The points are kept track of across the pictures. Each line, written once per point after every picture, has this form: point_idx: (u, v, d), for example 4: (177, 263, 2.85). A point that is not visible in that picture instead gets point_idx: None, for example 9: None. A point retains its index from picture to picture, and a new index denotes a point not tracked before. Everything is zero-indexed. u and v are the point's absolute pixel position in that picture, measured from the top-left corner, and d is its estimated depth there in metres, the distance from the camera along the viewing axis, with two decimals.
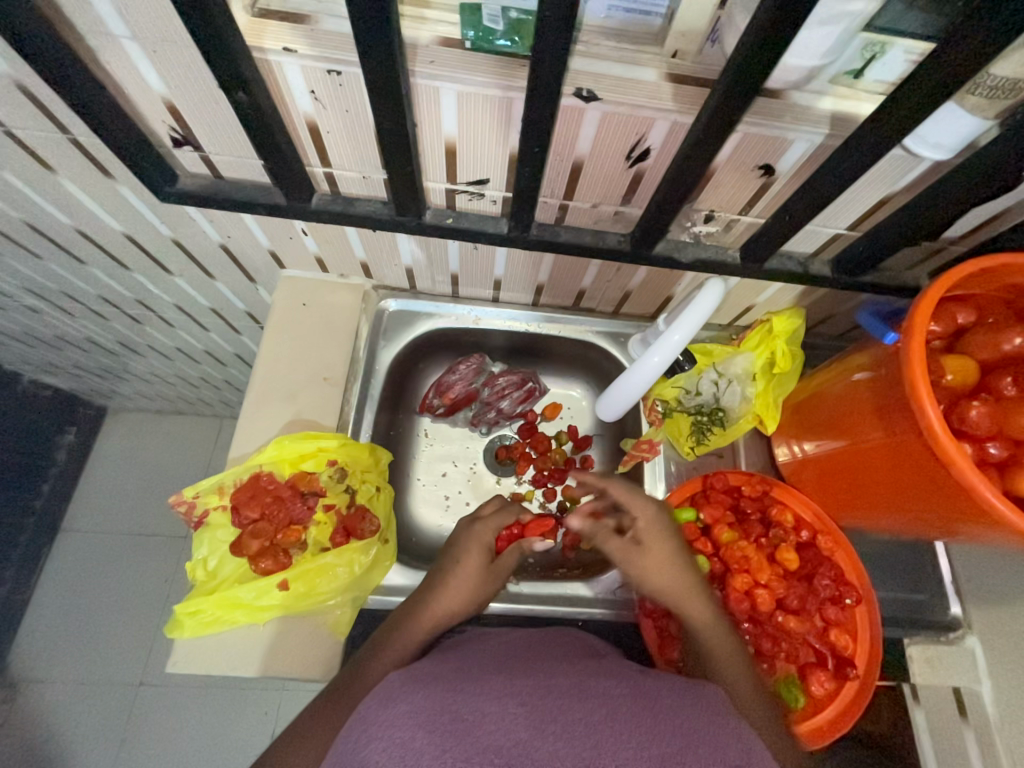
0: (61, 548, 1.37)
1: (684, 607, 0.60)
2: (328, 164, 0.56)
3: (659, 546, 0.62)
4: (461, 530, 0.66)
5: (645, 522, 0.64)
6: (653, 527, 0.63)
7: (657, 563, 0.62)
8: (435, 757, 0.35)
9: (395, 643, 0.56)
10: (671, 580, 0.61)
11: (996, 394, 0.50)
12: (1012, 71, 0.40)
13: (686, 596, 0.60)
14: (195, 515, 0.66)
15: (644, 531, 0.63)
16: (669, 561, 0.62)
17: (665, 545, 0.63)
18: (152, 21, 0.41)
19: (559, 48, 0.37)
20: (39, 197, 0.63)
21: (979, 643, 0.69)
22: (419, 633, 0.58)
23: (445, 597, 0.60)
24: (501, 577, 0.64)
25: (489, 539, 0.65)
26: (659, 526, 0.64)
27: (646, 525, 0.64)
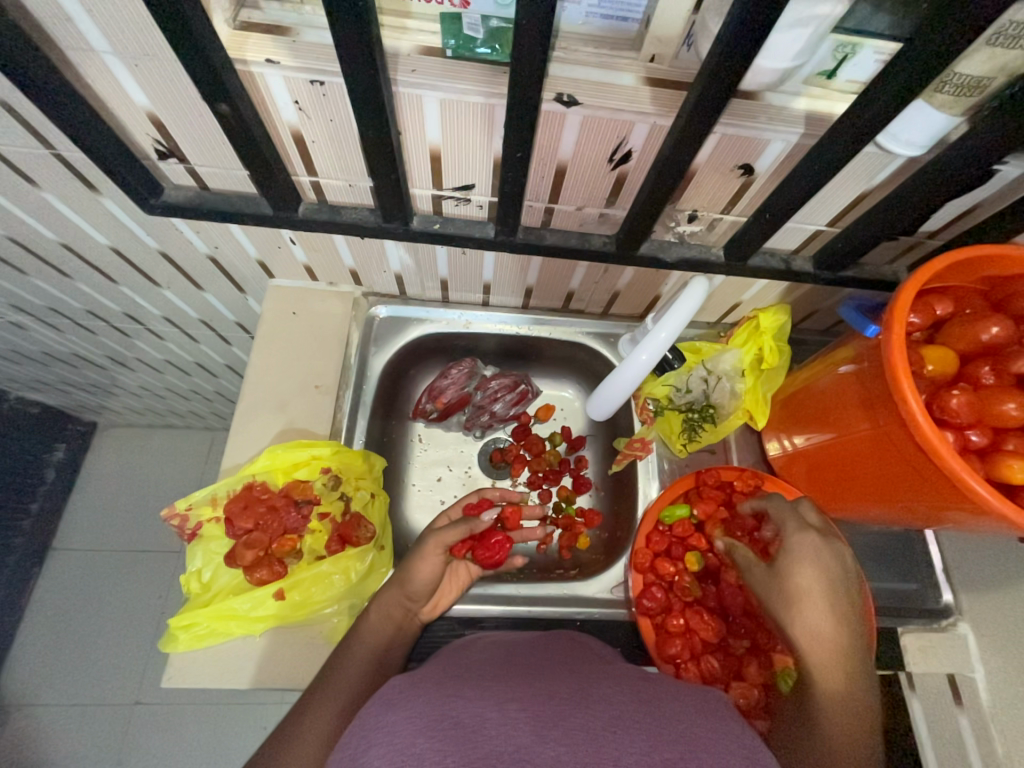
0: (52, 566, 1.36)
1: (822, 650, 0.54)
2: (314, 173, 0.56)
3: (806, 576, 0.57)
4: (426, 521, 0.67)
5: (799, 555, 0.59)
6: (801, 556, 0.59)
7: (818, 600, 0.56)
8: (435, 761, 0.34)
9: (372, 621, 0.60)
10: (826, 616, 0.55)
11: (976, 382, 0.52)
12: (976, 69, 0.41)
13: (817, 641, 0.55)
14: (187, 527, 0.65)
15: (793, 556, 0.59)
16: (826, 596, 0.56)
17: (817, 575, 0.57)
18: (133, 36, 0.41)
19: (537, 55, 0.38)
20: (22, 212, 0.63)
21: (971, 629, 0.70)
22: (391, 612, 0.61)
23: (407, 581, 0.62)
24: (439, 548, 0.63)
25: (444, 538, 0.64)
26: (818, 559, 0.58)
27: (796, 556, 0.59)
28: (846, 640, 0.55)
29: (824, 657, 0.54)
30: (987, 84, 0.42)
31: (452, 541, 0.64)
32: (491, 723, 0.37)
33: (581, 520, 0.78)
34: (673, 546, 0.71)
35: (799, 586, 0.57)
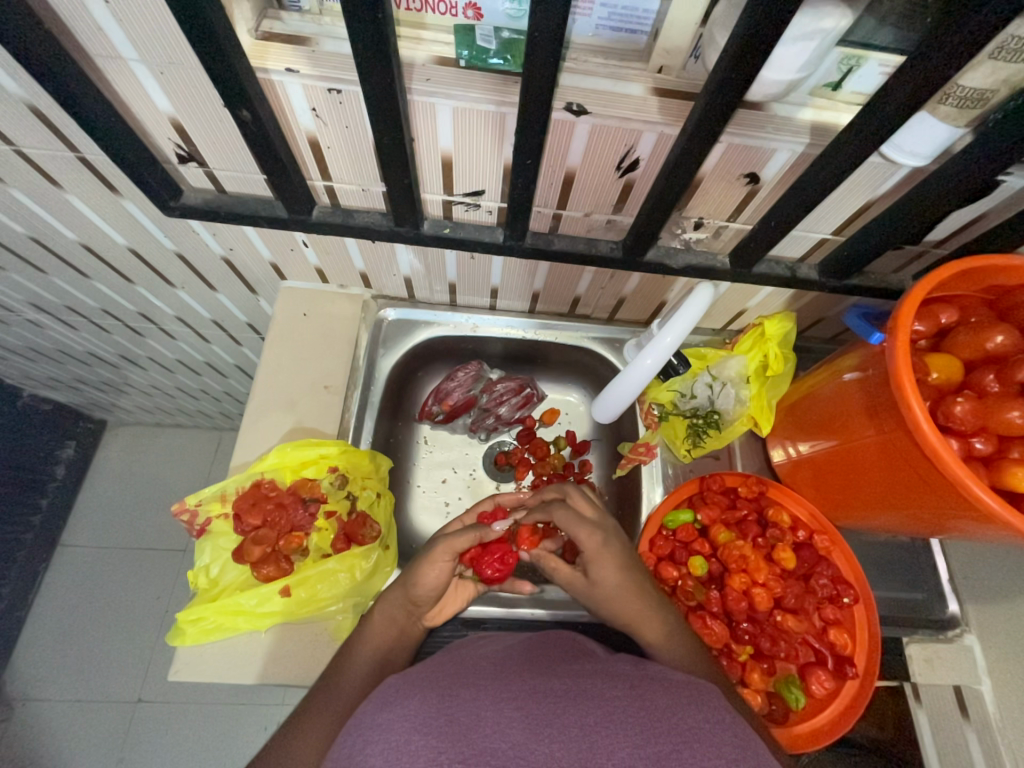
0: (59, 562, 1.37)
1: (636, 631, 0.56)
2: (328, 178, 0.58)
3: (606, 575, 0.56)
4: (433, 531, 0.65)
5: (589, 552, 0.57)
6: (598, 556, 0.57)
7: (610, 593, 0.56)
8: (430, 761, 0.35)
9: (375, 626, 0.59)
10: (626, 606, 0.56)
11: (980, 390, 0.52)
12: (979, 82, 0.42)
13: (636, 617, 0.56)
14: (197, 523, 0.66)
15: (590, 559, 0.57)
16: (634, 588, 0.56)
17: (614, 570, 0.57)
18: (159, 45, 0.43)
19: (547, 65, 0.39)
20: (45, 212, 0.65)
21: (978, 640, 0.69)
22: (395, 616, 0.60)
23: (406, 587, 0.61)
24: (450, 555, 0.60)
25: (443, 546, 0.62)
26: (602, 555, 0.57)
27: (591, 555, 0.57)
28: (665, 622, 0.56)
29: (655, 637, 0.55)
30: (991, 96, 0.43)
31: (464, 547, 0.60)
32: (485, 719, 0.38)
33: None
34: (676, 551, 0.69)
35: (601, 582, 0.57)
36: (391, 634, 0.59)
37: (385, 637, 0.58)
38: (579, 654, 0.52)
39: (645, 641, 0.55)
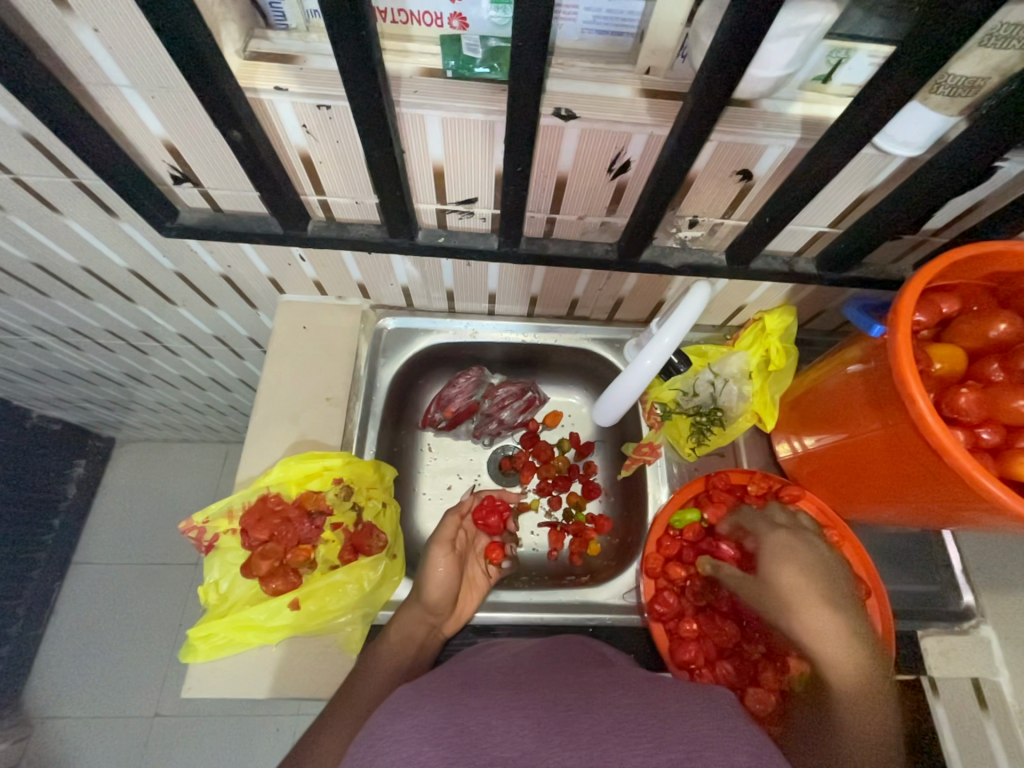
0: (74, 580, 1.38)
1: (798, 616, 0.55)
2: (321, 192, 0.58)
3: (790, 561, 0.59)
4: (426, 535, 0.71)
5: (782, 537, 0.62)
6: (784, 546, 0.61)
7: (809, 570, 0.58)
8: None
9: (390, 641, 0.61)
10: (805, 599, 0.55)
11: (985, 379, 0.52)
12: (970, 70, 0.41)
13: (800, 606, 0.55)
14: (204, 540, 0.66)
15: (772, 549, 0.61)
16: (811, 570, 0.58)
17: (795, 558, 0.59)
18: (150, 70, 0.43)
19: (532, 74, 0.39)
20: (45, 237, 0.66)
21: (994, 631, 0.68)
22: (410, 631, 0.62)
23: (427, 598, 0.64)
24: (438, 542, 0.67)
25: (451, 533, 0.68)
26: (795, 539, 0.62)
27: (771, 545, 0.61)
28: (849, 623, 0.53)
29: (831, 648, 0.52)
30: (982, 83, 0.42)
31: (450, 533, 0.68)
32: (487, 736, 0.38)
33: (591, 526, 0.79)
34: (684, 551, 0.69)
35: (790, 560, 0.59)
36: (405, 649, 0.61)
37: (402, 655, 0.60)
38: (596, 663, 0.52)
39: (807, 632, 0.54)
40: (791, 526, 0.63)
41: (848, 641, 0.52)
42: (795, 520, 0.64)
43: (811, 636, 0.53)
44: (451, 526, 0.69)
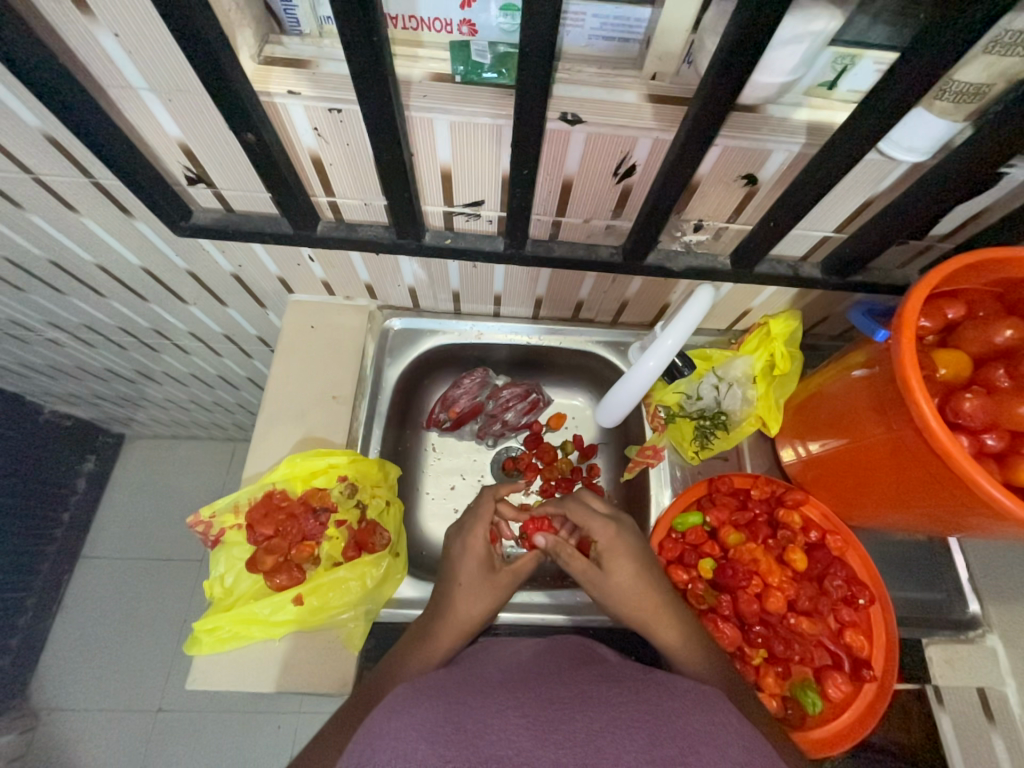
0: (82, 574, 1.40)
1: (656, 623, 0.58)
2: (331, 194, 0.59)
3: (621, 564, 0.59)
4: (453, 540, 0.66)
5: (606, 544, 0.60)
6: (613, 547, 0.60)
7: (625, 589, 0.59)
8: (437, 765, 0.36)
9: (424, 654, 0.57)
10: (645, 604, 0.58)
11: (990, 385, 0.51)
12: (975, 77, 0.41)
13: (654, 614, 0.58)
14: (211, 534, 0.67)
15: (605, 550, 0.60)
16: (638, 584, 0.59)
17: (629, 561, 0.60)
18: (168, 74, 0.45)
19: (539, 79, 0.40)
20: (62, 236, 0.67)
21: (1000, 641, 0.68)
22: (441, 636, 0.59)
23: (459, 608, 0.61)
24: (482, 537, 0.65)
25: (483, 546, 0.64)
26: (620, 545, 0.61)
27: (607, 547, 0.60)
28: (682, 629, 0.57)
29: (673, 641, 0.57)
30: (987, 89, 0.42)
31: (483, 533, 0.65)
32: (482, 736, 0.38)
33: None
34: (686, 554, 0.68)
35: (616, 573, 0.59)
36: (435, 659, 0.57)
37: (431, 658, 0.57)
38: (595, 660, 0.52)
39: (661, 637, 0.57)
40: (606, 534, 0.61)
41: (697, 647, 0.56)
42: (610, 521, 0.62)
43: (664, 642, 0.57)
44: (478, 532, 0.65)
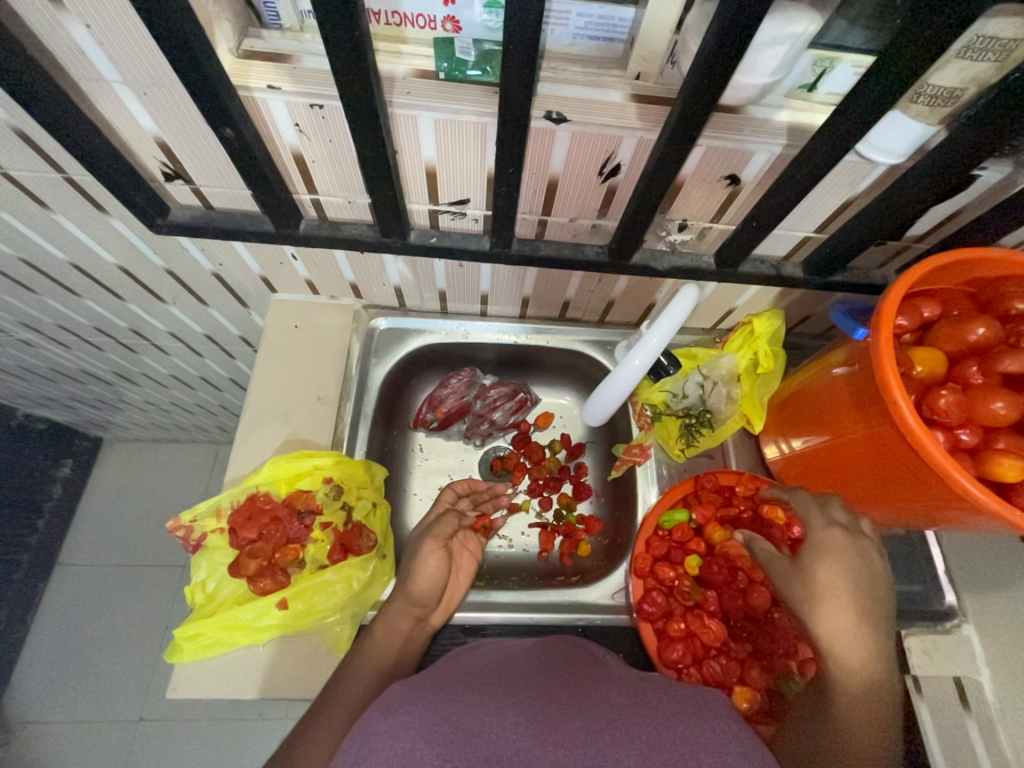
0: (58, 583, 1.36)
1: (835, 647, 0.51)
2: (314, 191, 0.58)
3: (829, 568, 0.55)
4: (416, 533, 0.69)
5: (828, 544, 0.56)
6: (825, 548, 0.56)
7: (838, 590, 0.53)
8: (435, 764, 0.35)
9: (376, 643, 0.60)
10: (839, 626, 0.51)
11: (964, 382, 0.52)
12: (949, 80, 0.42)
13: (838, 631, 0.51)
14: (192, 539, 0.66)
15: (816, 548, 0.57)
16: (827, 590, 0.53)
17: (840, 568, 0.54)
18: (142, 68, 0.43)
19: (523, 76, 0.40)
20: (33, 233, 0.65)
21: (975, 631, 0.70)
22: (395, 626, 0.61)
23: (410, 597, 0.63)
24: (438, 538, 0.67)
25: (444, 537, 0.67)
26: (839, 547, 0.56)
27: (819, 545, 0.57)
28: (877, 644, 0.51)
29: (859, 660, 0.50)
30: (961, 93, 0.43)
31: (445, 530, 0.68)
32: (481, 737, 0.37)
33: (581, 526, 0.79)
34: (672, 550, 0.69)
35: (823, 576, 0.55)
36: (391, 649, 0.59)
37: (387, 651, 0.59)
38: (589, 661, 0.52)
39: (838, 661, 0.51)
40: (830, 534, 0.57)
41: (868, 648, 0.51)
42: (822, 523, 0.59)
43: (845, 663, 0.50)
44: (444, 527, 0.68)
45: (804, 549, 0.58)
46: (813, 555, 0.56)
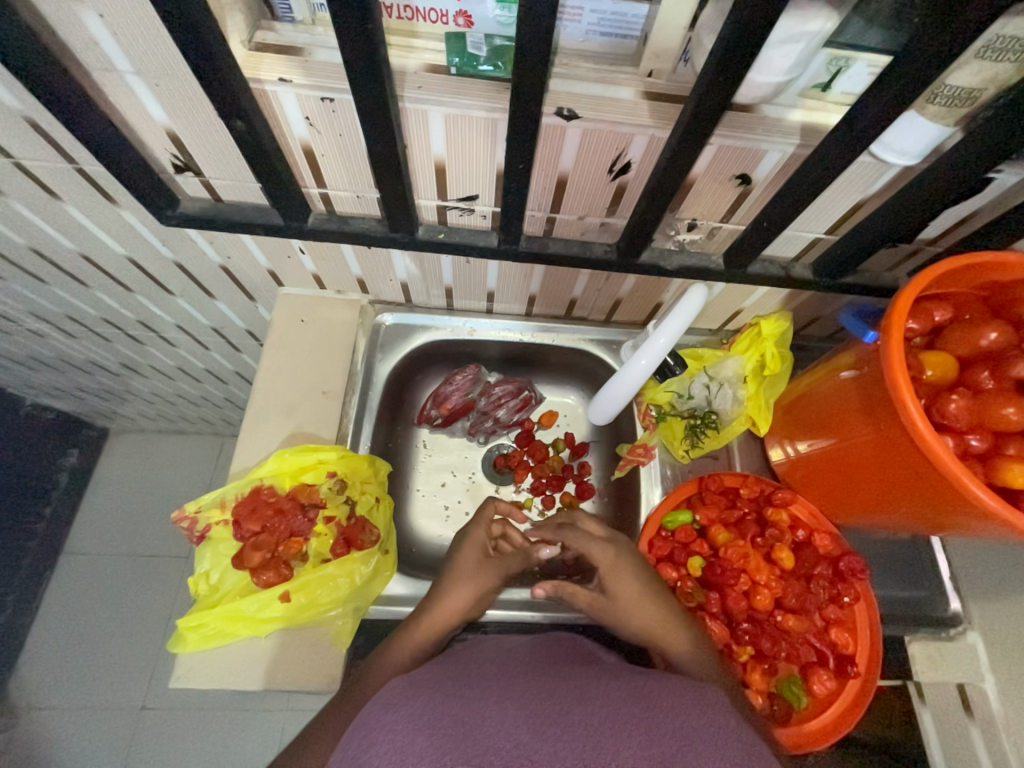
0: (63, 571, 1.37)
1: (662, 637, 0.60)
2: (323, 185, 0.58)
3: (623, 584, 0.61)
4: (466, 540, 0.67)
5: (606, 568, 0.62)
6: (612, 569, 0.62)
7: (628, 600, 0.61)
8: (433, 757, 0.35)
9: (408, 643, 0.59)
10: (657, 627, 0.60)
11: (975, 387, 0.52)
12: (967, 81, 0.42)
13: (664, 626, 0.60)
14: (196, 530, 0.66)
15: (607, 573, 0.62)
16: (639, 596, 0.61)
17: (632, 579, 0.62)
18: (155, 59, 0.44)
19: (535, 70, 0.39)
20: (44, 223, 0.66)
21: (981, 638, 0.69)
22: (434, 632, 0.61)
23: (455, 606, 0.62)
24: (501, 569, 0.66)
25: (513, 566, 0.67)
26: (620, 565, 0.63)
27: (608, 571, 0.63)
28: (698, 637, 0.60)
29: (684, 648, 0.59)
30: (978, 94, 0.43)
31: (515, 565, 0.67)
32: (478, 725, 0.37)
33: None
34: (675, 551, 0.69)
35: (619, 593, 0.62)
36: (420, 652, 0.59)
37: (419, 656, 0.59)
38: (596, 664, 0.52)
39: (674, 658, 0.58)
40: (606, 545, 0.64)
41: (699, 645, 0.59)
42: (609, 532, 0.65)
43: (674, 656, 0.59)
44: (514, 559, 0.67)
45: (599, 571, 0.64)
46: (592, 596, 0.63)
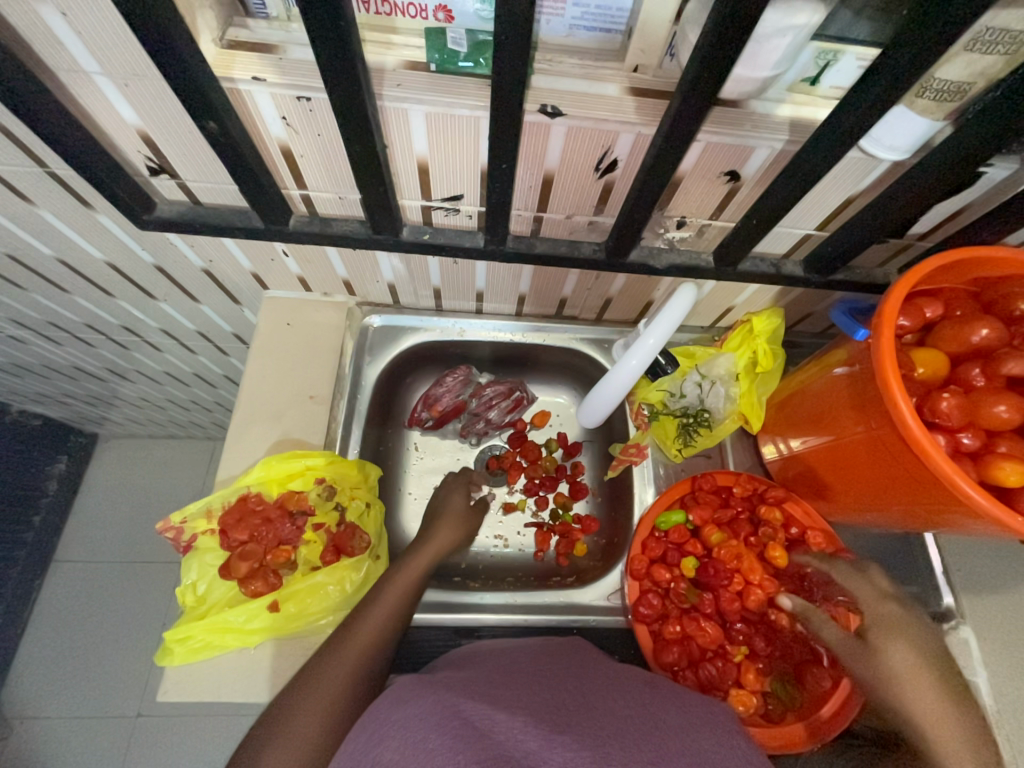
0: (54, 579, 1.36)
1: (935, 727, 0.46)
2: (304, 187, 0.57)
3: (902, 648, 0.52)
4: (450, 492, 0.74)
5: (887, 622, 0.54)
6: (894, 625, 0.54)
7: (914, 674, 0.50)
8: (446, 756, 0.36)
9: (388, 596, 0.57)
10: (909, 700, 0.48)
11: (966, 385, 0.51)
12: (956, 74, 0.41)
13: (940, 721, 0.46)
14: (182, 540, 0.65)
15: (880, 627, 0.54)
16: (923, 676, 0.49)
17: (914, 652, 0.51)
18: (123, 59, 0.42)
19: (516, 67, 0.38)
20: (18, 229, 0.64)
21: (973, 632, 0.69)
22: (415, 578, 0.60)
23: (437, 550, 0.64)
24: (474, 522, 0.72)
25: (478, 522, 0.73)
26: (906, 629, 0.53)
27: (892, 629, 0.54)
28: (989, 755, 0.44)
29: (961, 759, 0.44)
30: (969, 88, 0.42)
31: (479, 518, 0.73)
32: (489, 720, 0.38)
33: (577, 526, 0.79)
34: (669, 552, 0.69)
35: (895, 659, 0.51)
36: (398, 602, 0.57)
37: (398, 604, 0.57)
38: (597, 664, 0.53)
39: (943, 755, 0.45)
40: (886, 606, 0.56)
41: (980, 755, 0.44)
42: (917, 612, 0.56)
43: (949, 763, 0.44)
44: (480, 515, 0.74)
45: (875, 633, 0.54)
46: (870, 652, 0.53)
